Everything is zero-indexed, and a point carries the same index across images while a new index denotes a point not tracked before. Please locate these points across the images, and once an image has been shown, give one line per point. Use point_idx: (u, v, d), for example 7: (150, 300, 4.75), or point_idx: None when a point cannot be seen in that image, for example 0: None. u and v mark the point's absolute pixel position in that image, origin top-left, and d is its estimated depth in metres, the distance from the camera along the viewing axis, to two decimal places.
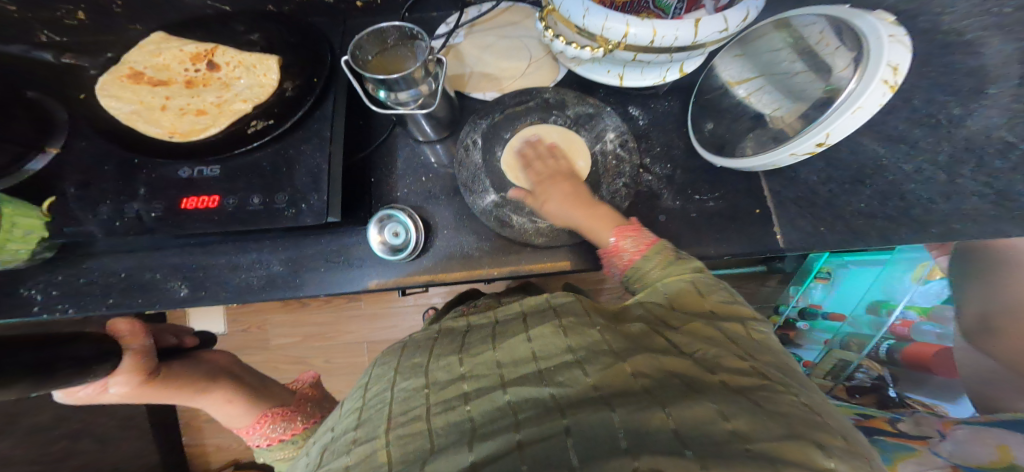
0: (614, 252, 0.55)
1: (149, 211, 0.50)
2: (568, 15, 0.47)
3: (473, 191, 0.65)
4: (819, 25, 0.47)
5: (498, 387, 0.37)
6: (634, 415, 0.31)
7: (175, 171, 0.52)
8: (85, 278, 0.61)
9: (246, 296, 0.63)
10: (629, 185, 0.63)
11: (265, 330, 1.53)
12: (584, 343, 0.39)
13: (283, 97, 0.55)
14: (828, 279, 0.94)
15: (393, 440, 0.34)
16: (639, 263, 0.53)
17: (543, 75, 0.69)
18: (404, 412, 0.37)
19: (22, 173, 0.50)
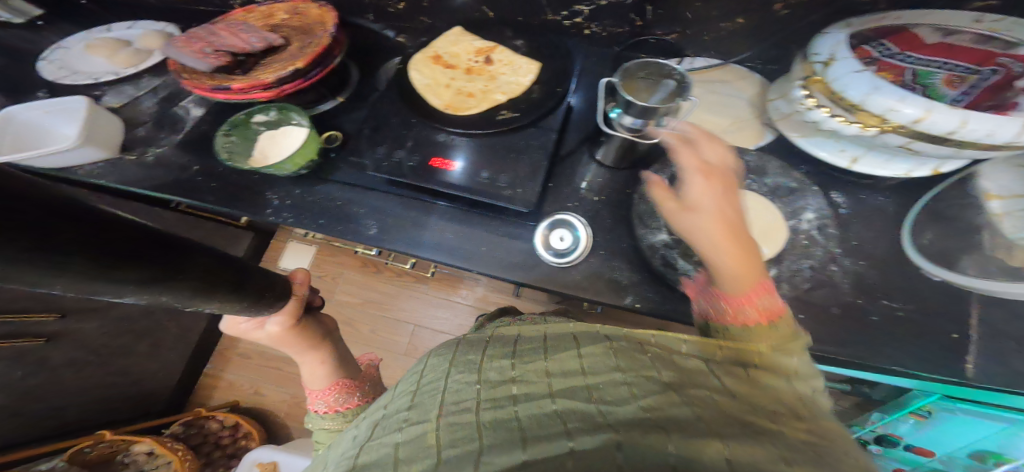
0: (741, 298, 0.43)
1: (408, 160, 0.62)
2: (852, 92, 0.47)
3: (647, 225, 0.64)
4: None
5: (548, 396, 0.32)
6: (716, 447, 0.24)
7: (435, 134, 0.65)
8: (313, 196, 0.73)
9: (418, 250, 0.70)
10: (817, 269, 0.60)
11: (336, 281, 1.74)
12: (656, 372, 0.33)
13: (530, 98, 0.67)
14: (925, 417, 0.73)
15: (439, 432, 0.28)
16: (733, 324, 0.42)
17: (745, 137, 0.68)
18: (456, 402, 0.32)
19: (314, 110, 0.77)
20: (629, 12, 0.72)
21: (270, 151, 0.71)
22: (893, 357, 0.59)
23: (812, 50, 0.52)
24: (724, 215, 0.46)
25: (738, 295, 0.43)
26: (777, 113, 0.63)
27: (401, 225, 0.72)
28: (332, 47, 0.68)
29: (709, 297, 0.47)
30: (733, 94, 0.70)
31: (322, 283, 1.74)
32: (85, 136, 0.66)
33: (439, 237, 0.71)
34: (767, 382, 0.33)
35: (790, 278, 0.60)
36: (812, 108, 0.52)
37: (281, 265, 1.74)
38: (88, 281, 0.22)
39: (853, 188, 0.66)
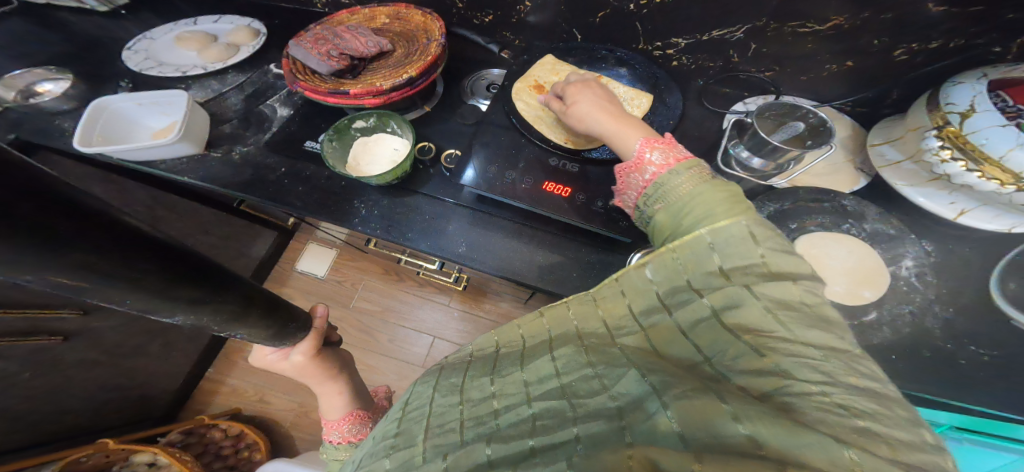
0: (637, 166, 0.53)
1: (521, 180, 0.67)
2: (992, 147, 0.49)
3: None
4: None
5: (524, 401, 0.34)
6: (650, 422, 0.29)
7: (548, 159, 0.68)
8: (401, 208, 0.71)
9: (504, 271, 0.67)
10: (917, 315, 0.60)
11: (356, 288, 1.54)
12: (606, 358, 0.36)
13: (640, 128, 0.70)
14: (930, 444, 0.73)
15: (426, 454, 0.32)
16: (667, 176, 0.50)
17: (841, 180, 0.70)
18: (440, 424, 0.34)
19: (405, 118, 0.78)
20: (730, 48, 0.75)
21: (364, 160, 0.71)
22: (1008, 414, 0.55)
23: (945, 99, 0.54)
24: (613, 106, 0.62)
25: (647, 144, 0.54)
26: (881, 158, 0.68)
27: (485, 243, 0.69)
28: (441, 56, 0.70)
29: (625, 169, 0.55)
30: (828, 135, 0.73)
31: (341, 289, 1.54)
32: (185, 128, 0.74)
33: (527, 259, 0.68)
34: (786, 359, 0.32)
35: (892, 321, 0.60)
36: (948, 160, 0.54)
37: (300, 266, 1.56)
38: (134, 294, 0.25)
39: (943, 237, 0.66)
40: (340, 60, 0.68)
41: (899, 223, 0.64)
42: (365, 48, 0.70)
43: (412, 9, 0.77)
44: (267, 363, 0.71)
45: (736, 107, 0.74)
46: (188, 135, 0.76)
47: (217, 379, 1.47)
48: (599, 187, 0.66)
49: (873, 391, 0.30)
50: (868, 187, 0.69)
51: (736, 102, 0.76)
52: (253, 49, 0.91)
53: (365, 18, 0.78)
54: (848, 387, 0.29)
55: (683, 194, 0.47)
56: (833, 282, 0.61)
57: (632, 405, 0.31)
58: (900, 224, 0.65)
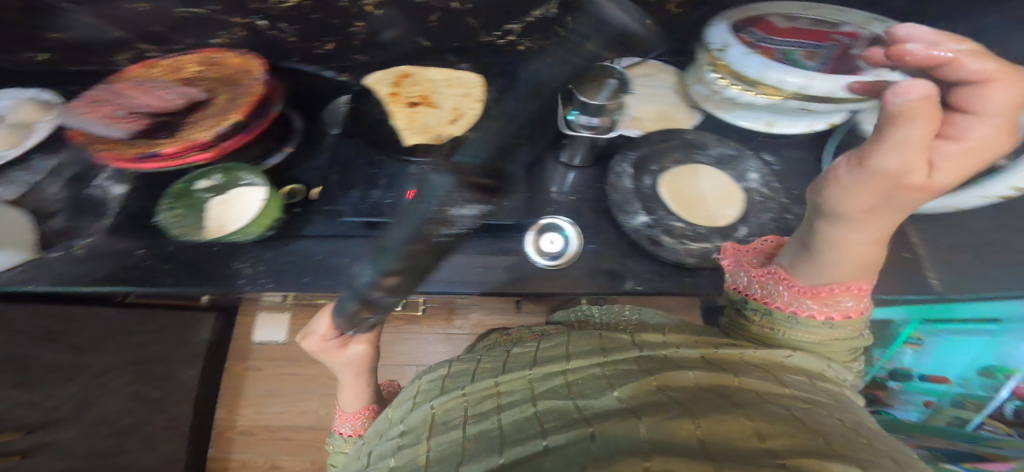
0: (818, 296, 0.48)
1: (378, 200, 0.58)
2: (745, 70, 0.54)
3: (624, 211, 0.63)
4: None
5: (530, 401, 0.39)
6: (658, 426, 0.31)
7: (400, 167, 0.58)
8: (287, 257, 0.73)
9: (400, 293, 0.62)
10: (778, 219, 0.63)
11: None
12: (630, 375, 0.40)
13: (485, 116, 0.66)
14: (919, 344, 0.93)
15: (431, 446, 0.37)
16: (836, 324, 0.47)
17: (680, 117, 0.73)
18: (445, 421, 0.40)
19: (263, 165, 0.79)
20: (551, 24, 0.79)
21: (225, 217, 0.72)
22: None
23: (708, 40, 0.58)
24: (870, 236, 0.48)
25: (851, 288, 0.48)
26: (697, 96, 0.72)
27: (373, 266, 0.64)
28: (269, 93, 0.75)
29: (807, 293, 0.49)
30: (663, 83, 0.76)
31: None
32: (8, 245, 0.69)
33: (419, 269, 0.63)
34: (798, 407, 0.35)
35: (762, 232, 0.63)
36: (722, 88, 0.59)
37: (258, 337, 1.57)
38: None
39: (779, 147, 0.70)
40: (132, 119, 0.71)
41: (736, 142, 0.67)
42: (168, 103, 0.73)
43: (224, 53, 0.80)
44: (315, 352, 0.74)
45: None
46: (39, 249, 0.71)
47: (219, 459, 1.48)
48: (455, 179, 0.57)
49: (872, 428, 0.35)
50: (706, 119, 0.72)
51: None
52: (50, 126, 0.83)
53: (170, 69, 0.80)
54: (850, 427, 0.33)
55: (808, 324, 0.48)
56: (697, 201, 0.65)
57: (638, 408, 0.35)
58: (738, 143, 0.69)
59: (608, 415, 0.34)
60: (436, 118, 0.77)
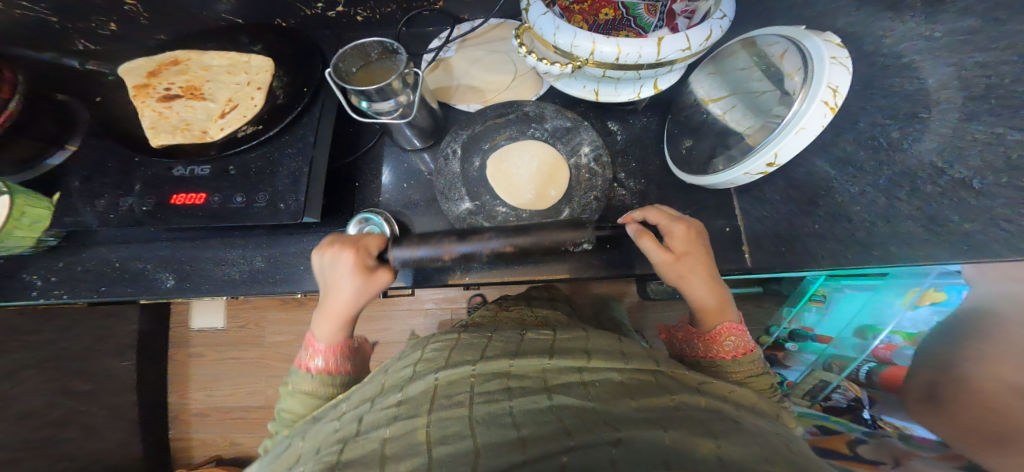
0: (711, 340, 0.46)
1: (142, 204, 0.52)
2: (541, 33, 0.48)
3: (449, 198, 0.61)
4: (780, 43, 0.43)
5: (505, 392, 0.33)
6: (640, 449, 0.28)
7: (169, 169, 0.54)
8: (82, 266, 0.63)
9: (228, 290, 0.62)
10: (602, 198, 0.60)
11: (260, 328, 1.23)
12: (600, 376, 0.35)
13: (274, 105, 0.57)
14: (824, 301, 0.76)
15: (394, 427, 0.32)
16: (727, 363, 0.45)
17: (525, 89, 0.69)
18: (410, 400, 0.34)
19: (43, 167, 0.55)
20: None
21: None
22: None
23: None
24: (708, 281, 0.47)
25: (726, 328, 0.46)
26: None
27: (194, 267, 0.62)
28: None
29: (695, 334, 0.48)
30: (511, 49, 0.70)
31: (248, 336, 1.23)
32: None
33: (245, 268, 0.62)
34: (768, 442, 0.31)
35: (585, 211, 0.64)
36: (527, 56, 0.53)
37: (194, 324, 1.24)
38: None
39: (625, 115, 0.66)
40: None
41: (571, 114, 0.64)
42: None
43: None
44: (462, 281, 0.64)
45: (430, 46, 0.70)
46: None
47: None
48: (228, 180, 0.53)
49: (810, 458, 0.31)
50: (553, 89, 0.68)
51: (434, 39, 0.71)
52: None
53: None
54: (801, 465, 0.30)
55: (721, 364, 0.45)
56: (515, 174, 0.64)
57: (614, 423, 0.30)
58: (575, 115, 0.65)
59: (622, 420, 0.30)
60: (205, 113, 0.57)
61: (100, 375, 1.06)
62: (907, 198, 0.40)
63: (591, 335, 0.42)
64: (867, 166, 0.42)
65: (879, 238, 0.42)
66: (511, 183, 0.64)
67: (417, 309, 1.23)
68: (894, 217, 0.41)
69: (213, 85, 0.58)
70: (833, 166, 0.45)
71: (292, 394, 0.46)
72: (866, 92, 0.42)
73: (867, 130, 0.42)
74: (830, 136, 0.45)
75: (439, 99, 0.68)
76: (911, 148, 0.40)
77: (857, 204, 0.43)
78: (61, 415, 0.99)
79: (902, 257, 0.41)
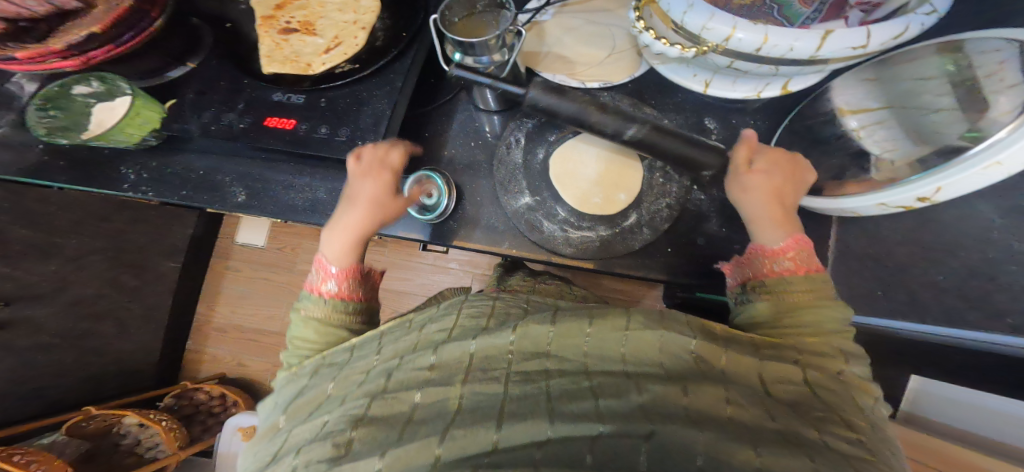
0: (767, 253, 0.46)
1: (239, 121, 0.57)
2: (668, 9, 0.42)
3: (508, 191, 0.65)
4: (1003, 53, 0.35)
5: (582, 373, 0.32)
6: (720, 441, 0.26)
7: (269, 92, 0.59)
8: (171, 168, 0.64)
9: (290, 216, 0.62)
10: (673, 206, 0.63)
11: (297, 255, 1.26)
12: (679, 363, 0.33)
13: (372, 47, 0.61)
14: None
15: (462, 393, 0.31)
16: (789, 276, 0.43)
17: (620, 68, 0.64)
18: (484, 367, 0.33)
19: (163, 78, 0.59)
20: None
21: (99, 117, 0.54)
22: None
23: None
24: (785, 184, 0.48)
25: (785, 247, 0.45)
26: None
27: (266, 187, 0.62)
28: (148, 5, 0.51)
29: (755, 252, 0.48)
30: (613, 23, 0.65)
31: (284, 261, 1.26)
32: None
33: (309, 198, 0.62)
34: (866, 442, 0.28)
35: (651, 219, 0.63)
36: (643, 31, 0.49)
37: (240, 239, 1.28)
38: None
39: (726, 113, 0.60)
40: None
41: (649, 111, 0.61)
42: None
43: None
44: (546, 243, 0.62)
45: (527, 6, 0.65)
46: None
47: None
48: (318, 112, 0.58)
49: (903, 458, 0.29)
50: (650, 72, 0.63)
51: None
52: None
53: None
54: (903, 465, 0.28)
55: (793, 298, 0.42)
56: (578, 185, 0.66)
57: (702, 418, 0.28)
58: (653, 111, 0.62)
59: (665, 414, 0.28)
60: (312, 48, 0.62)
61: (146, 272, 1.09)
62: None
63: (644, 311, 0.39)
64: None
65: None
66: (573, 181, 0.66)
67: (441, 266, 1.23)
68: None
69: (325, 22, 0.63)
70: None
71: (302, 321, 0.45)
72: None
73: None
74: None
75: (525, 64, 0.64)
76: None
77: None
78: (106, 304, 1.01)
79: None
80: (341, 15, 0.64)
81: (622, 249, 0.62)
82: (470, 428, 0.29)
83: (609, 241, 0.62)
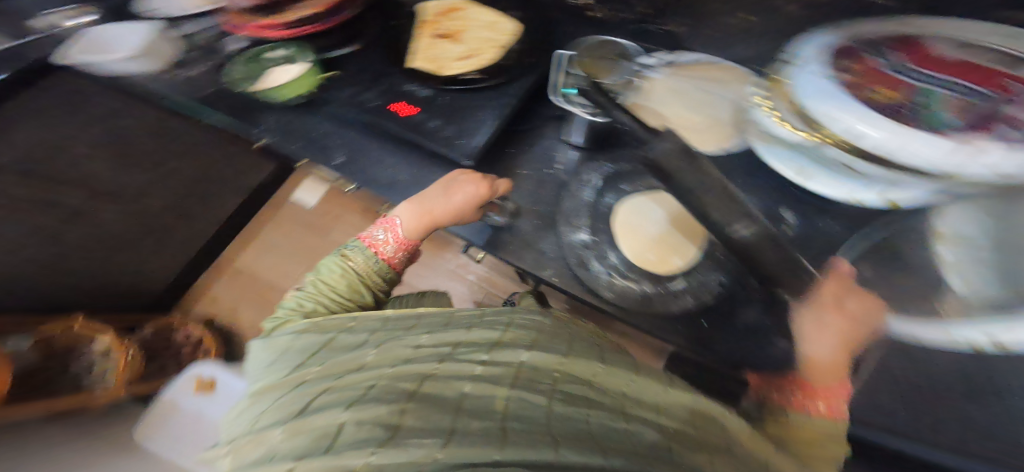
0: (805, 392, 0.53)
1: (370, 101, 0.68)
2: (801, 96, 0.47)
3: (569, 224, 0.69)
4: None
5: (555, 420, 0.40)
6: None
7: (405, 83, 0.69)
8: (292, 121, 0.72)
9: (376, 190, 0.68)
10: (728, 284, 0.62)
11: None
12: (637, 432, 0.42)
13: (498, 64, 0.69)
14: None
15: (460, 424, 0.39)
16: (812, 414, 0.51)
17: (714, 136, 0.68)
18: (474, 401, 0.42)
19: (324, 55, 0.73)
20: None
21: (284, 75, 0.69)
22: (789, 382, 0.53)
23: (792, 56, 0.52)
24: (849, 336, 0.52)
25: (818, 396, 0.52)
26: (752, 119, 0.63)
27: (364, 160, 0.69)
28: (343, 2, 0.72)
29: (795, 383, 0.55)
30: (720, 93, 0.68)
31: None
32: (148, 47, 0.77)
33: (397, 179, 0.67)
34: None
35: (698, 290, 0.63)
36: (768, 113, 0.54)
37: None
38: None
39: (803, 204, 0.63)
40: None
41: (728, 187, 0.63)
42: None
43: None
44: (592, 285, 0.64)
45: (642, 60, 0.72)
46: (150, 54, 0.78)
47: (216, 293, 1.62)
48: (434, 108, 0.66)
49: None
50: (740, 148, 0.67)
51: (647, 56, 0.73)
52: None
53: None
54: None
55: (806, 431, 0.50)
56: (645, 249, 0.68)
57: None
58: (733, 183, 0.65)
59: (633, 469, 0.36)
60: (450, 53, 0.71)
61: None
62: None
63: (609, 378, 0.49)
64: None
65: None
66: (635, 235, 0.70)
67: None
68: None
69: (469, 35, 0.73)
70: None
71: (341, 266, 0.59)
72: None
73: None
74: None
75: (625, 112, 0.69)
76: None
77: None
78: None
79: None
80: (484, 32, 0.73)
81: (661, 308, 0.62)
82: (469, 443, 0.36)
83: (650, 298, 0.63)
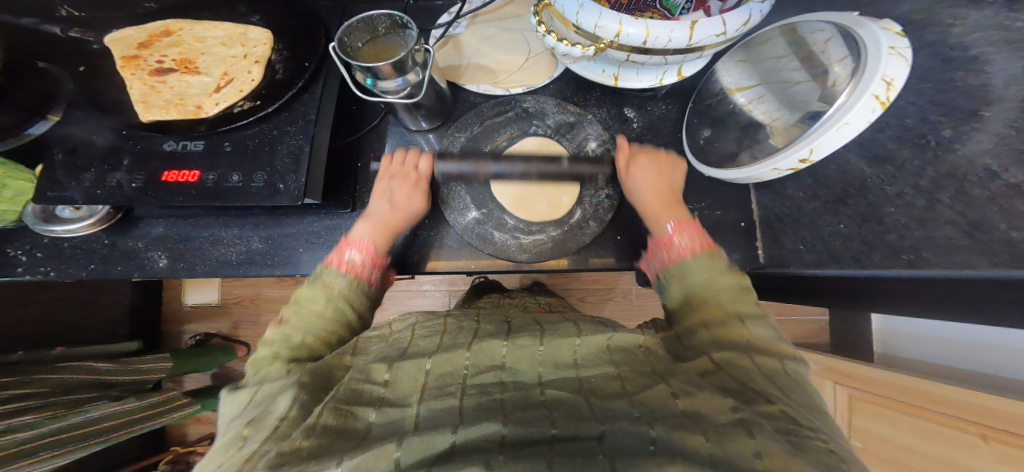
0: (666, 243, 0.52)
1: (130, 181, 0.49)
2: (563, 11, 0.44)
3: (452, 207, 0.64)
4: (826, 32, 0.40)
5: (536, 383, 0.32)
6: (670, 433, 0.26)
7: (162, 143, 0.51)
8: (68, 241, 0.60)
9: (223, 271, 0.60)
10: (612, 196, 0.64)
11: (256, 304, 1.24)
12: (630, 363, 0.33)
13: (272, 80, 0.54)
14: None
15: (418, 407, 0.30)
16: (686, 255, 0.48)
17: (540, 72, 0.65)
18: (439, 383, 0.32)
19: None
20: None
21: None
22: None
23: None
24: (660, 179, 0.58)
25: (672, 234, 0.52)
26: None
27: (192, 244, 0.60)
28: None
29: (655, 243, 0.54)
30: (526, 28, 0.66)
31: (241, 312, 1.25)
32: None
33: (242, 249, 0.60)
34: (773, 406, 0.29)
35: (595, 211, 0.64)
36: (547, 35, 0.50)
37: (189, 301, 1.24)
38: None
39: (643, 101, 0.64)
40: None
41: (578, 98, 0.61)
42: None
43: None
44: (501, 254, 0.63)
45: (439, 21, 0.66)
46: None
47: None
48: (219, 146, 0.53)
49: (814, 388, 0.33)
50: (568, 72, 0.66)
51: (442, 13, 0.68)
52: None
53: None
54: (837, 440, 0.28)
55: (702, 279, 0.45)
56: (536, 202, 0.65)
57: (653, 416, 0.28)
58: (579, 108, 0.64)
59: (607, 412, 0.29)
60: (198, 87, 0.54)
61: None
62: (949, 200, 0.36)
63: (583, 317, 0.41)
64: (908, 167, 0.38)
65: (907, 241, 0.40)
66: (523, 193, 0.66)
67: (415, 290, 1.21)
68: (931, 219, 0.37)
69: (206, 58, 0.56)
70: (867, 163, 0.43)
71: None
72: (919, 85, 0.37)
73: (910, 125, 0.38)
74: (873, 132, 0.41)
75: (448, 79, 0.65)
76: (957, 148, 0.35)
77: (891, 205, 0.41)
78: None
79: (926, 260, 0.38)
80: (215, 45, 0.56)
81: (570, 249, 0.63)
82: (427, 432, 0.27)
83: (561, 240, 0.63)
